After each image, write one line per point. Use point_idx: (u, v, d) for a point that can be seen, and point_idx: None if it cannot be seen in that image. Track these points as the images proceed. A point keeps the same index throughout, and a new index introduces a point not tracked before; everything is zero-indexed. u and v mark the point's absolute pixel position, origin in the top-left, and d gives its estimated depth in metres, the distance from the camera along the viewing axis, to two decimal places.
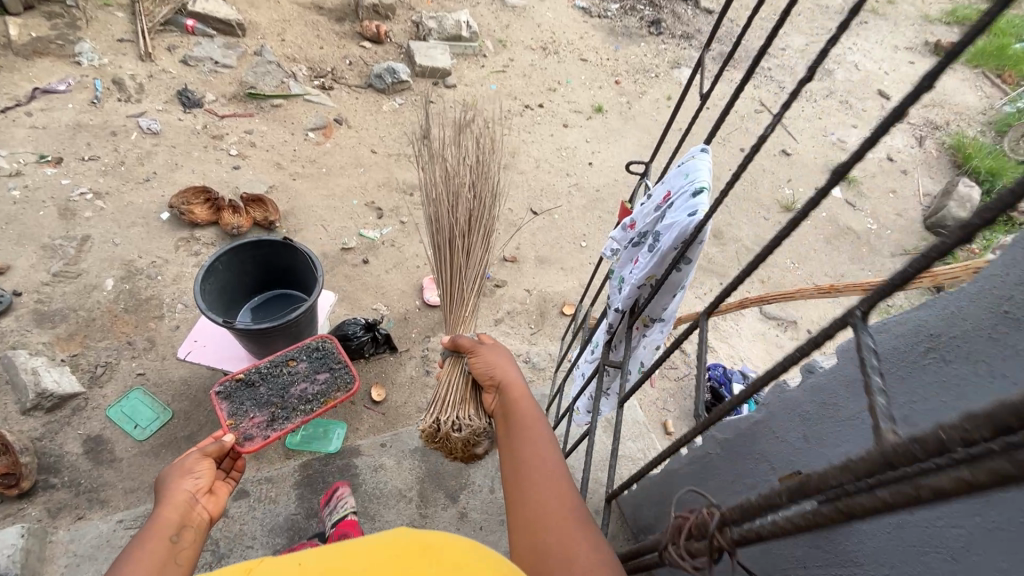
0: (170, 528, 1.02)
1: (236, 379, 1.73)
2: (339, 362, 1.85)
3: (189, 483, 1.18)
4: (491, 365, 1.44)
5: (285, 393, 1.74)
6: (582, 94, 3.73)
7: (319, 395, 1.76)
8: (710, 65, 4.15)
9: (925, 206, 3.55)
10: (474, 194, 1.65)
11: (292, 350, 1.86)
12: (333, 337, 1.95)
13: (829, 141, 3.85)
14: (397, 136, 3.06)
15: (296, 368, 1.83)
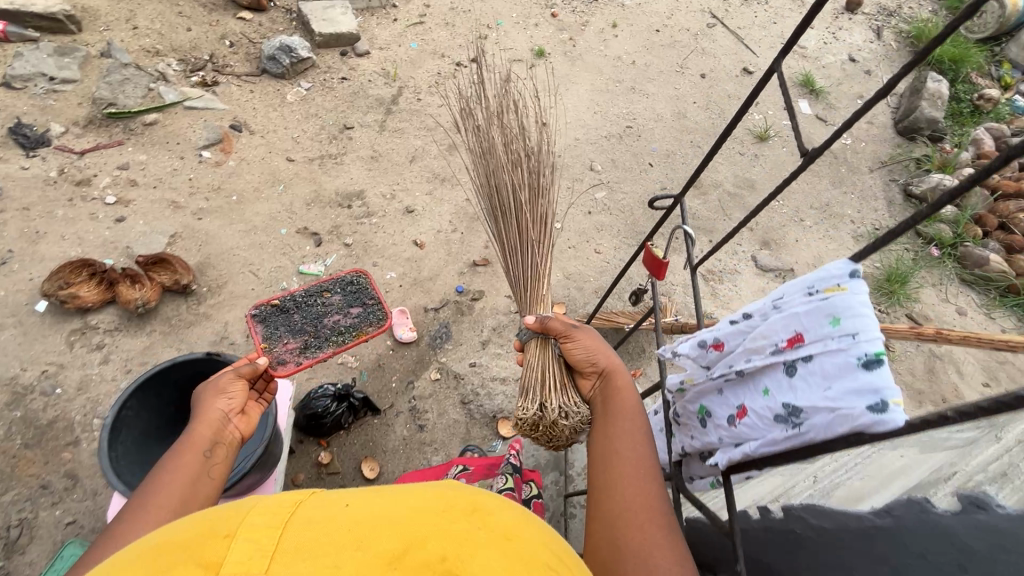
0: (205, 444, 1.13)
1: (273, 306, 1.86)
2: (372, 300, 1.99)
3: (223, 402, 1.23)
4: (591, 351, 1.36)
5: (322, 320, 1.86)
6: (519, 36, 3.21)
7: (350, 328, 1.86)
8: None
9: (894, 107, 3.37)
10: (525, 157, 1.67)
11: (328, 283, 2.02)
12: (366, 274, 2.06)
13: (788, 49, 3.55)
14: (314, 134, 2.52)
15: (330, 300, 1.98)
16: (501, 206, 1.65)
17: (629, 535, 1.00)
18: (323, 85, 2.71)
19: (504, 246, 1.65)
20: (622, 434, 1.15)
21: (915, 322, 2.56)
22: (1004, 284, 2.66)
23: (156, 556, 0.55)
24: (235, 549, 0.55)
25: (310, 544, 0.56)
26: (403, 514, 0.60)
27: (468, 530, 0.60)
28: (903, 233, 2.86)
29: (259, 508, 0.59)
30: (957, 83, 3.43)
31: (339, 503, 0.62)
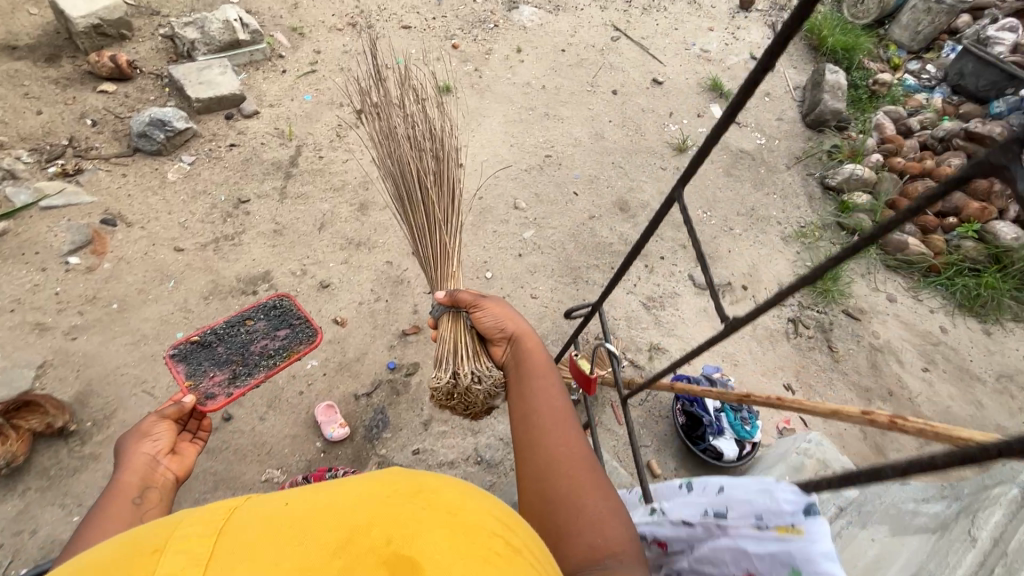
0: (132, 492, 1.17)
1: (192, 341, 1.77)
2: (297, 319, 1.96)
3: (148, 445, 1.30)
4: (499, 318, 1.44)
5: (246, 349, 1.82)
6: (422, 73, 3.05)
7: (282, 350, 1.84)
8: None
9: (799, 101, 3.45)
10: (432, 142, 1.71)
11: (250, 311, 1.96)
12: (290, 296, 2.04)
13: (692, 55, 3.58)
14: (204, 214, 2.27)
15: (253, 326, 1.90)
16: (409, 189, 1.67)
17: (556, 484, 1.06)
18: (207, 157, 2.46)
19: (413, 228, 1.67)
20: (541, 392, 1.24)
21: (853, 316, 2.58)
22: (925, 265, 2.75)
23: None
24: (168, 559, 0.54)
25: (247, 545, 0.57)
26: (343, 505, 0.62)
27: (409, 508, 0.62)
28: (827, 227, 2.91)
29: (191, 520, 0.60)
30: (852, 71, 3.57)
31: (275, 505, 0.63)
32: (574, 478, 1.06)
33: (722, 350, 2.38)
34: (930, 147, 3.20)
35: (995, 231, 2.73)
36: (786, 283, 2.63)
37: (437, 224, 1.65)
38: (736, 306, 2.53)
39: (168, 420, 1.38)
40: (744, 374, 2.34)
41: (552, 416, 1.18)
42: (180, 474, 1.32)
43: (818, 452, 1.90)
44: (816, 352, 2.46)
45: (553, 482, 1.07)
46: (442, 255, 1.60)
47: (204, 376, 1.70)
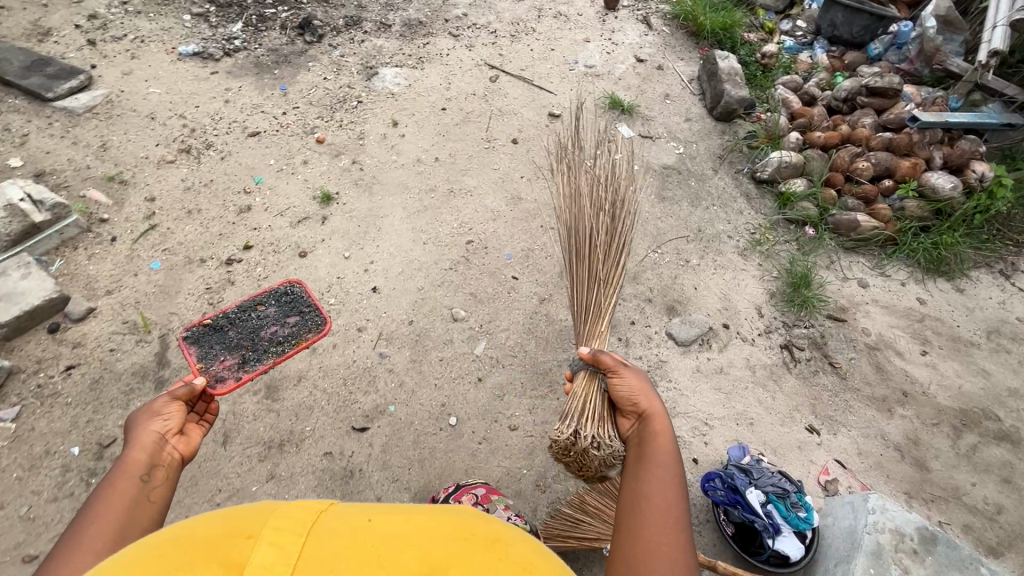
0: (142, 468, 1.19)
1: (206, 326, 2.05)
2: (307, 306, 2.18)
3: (158, 424, 1.30)
4: (634, 391, 1.59)
5: (255, 336, 2.06)
6: (290, 187, 2.53)
7: (290, 337, 2.08)
8: (407, 55, 3.23)
9: (699, 94, 3.28)
10: (612, 211, 2.07)
11: (261, 295, 2.17)
12: (300, 282, 2.24)
13: (579, 73, 3.30)
14: (53, 487, 1.67)
15: (263, 310, 2.14)
16: (580, 242, 2.04)
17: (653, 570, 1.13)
18: (37, 400, 1.82)
19: (577, 272, 2.00)
20: (655, 477, 1.32)
21: (838, 319, 2.41)
22: (880, 239, 2.65)
23: (181, 552, 0.61)
24: (260, 553, 0.60)
25: (332, 553, 0.62)
26: (431, 530, 0.67)
27: (490, 562, 0.64)
28: (776, 225, 2.74)
29: (288, 514, 0.67)
30: (738, 49, 3.45)
31: (361, 515, 0.69)
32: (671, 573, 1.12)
33: (732, 411, 2.11)
34: (837, 110, 3.14)
35: (930, 184, 2.68)
36: (761, 307, 2.42)
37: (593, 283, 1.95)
38: (727, 351, 2.27)
39: (179, 401, 1.37)
40: (764, 433, 2.08)
41: (665, 499, 1.26)
42: (187, 452, 1.31)
43: (887, 519, 1.65)
44: (821, 374, 2.24)
45: (639, 564, 1.15)
46: (595, 315, 1.84)
47: (216, 359, 2.00)
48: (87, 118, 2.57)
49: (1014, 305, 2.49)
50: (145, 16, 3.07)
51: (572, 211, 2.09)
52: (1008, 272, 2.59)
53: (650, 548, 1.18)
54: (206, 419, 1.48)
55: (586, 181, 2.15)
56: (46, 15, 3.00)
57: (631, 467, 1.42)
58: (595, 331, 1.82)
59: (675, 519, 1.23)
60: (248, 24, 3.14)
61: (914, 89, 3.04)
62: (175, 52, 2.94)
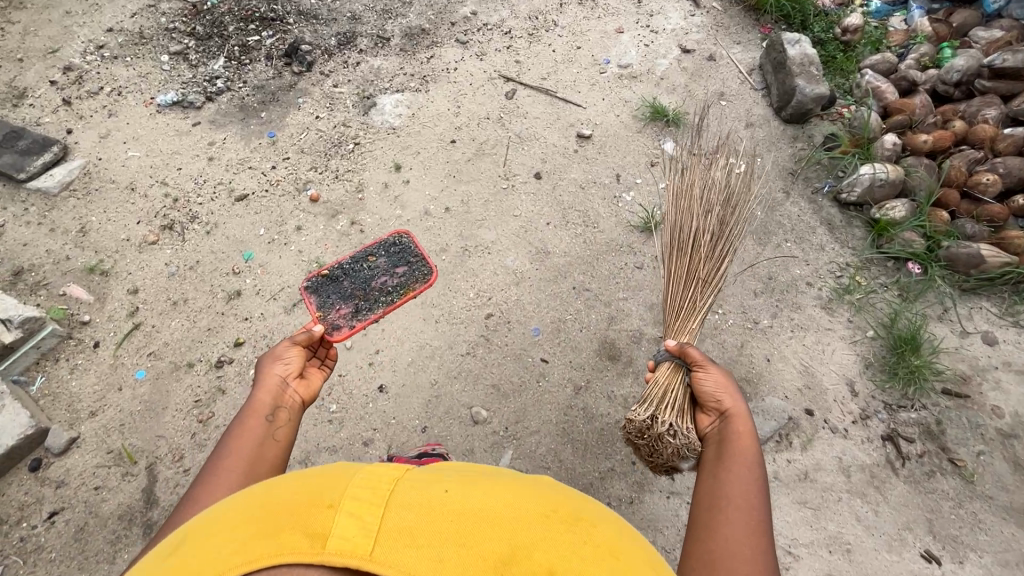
0: (267, 409, 1.38)
1: (324, 276, 2.18)
2: (414, 256, 2.24)
3: (281, 367, 1.53)
4: (716, 388, 1.53)
5: (367, 286, 2.17)
6: (284, 261, 2.23)
7: (399, 287, 2.17)
8: (409, 74, 2.79)
9: (762, 89, 2.68)
10: (722, 211, 1.98)
11: (373, 246, 2.26)
12: (408, 233, 2.30)
13: (611, 76, 2.76)
14: None
15: (376, 261, 2.23)
16: (684, 238, 1.96)
17: None
18: (21, 558, 1.66)
19: (674, 266, 1.93)
20: (735, 475, 1.27)
21: (957, 396, 1.90)
22: (1013, 278, 2.07)
23: (273, 515, 0.69)
24: (341, 524, 0.66)
25: (412, 530, 0.65)
26: (503, 514, 0.70)
27: (568, 545, 0.68)
28: (870, 264, 2.19)
29: (364, 486, 0.71)
30: (810, 24, 2.80)
31: (434, 488, 0.73)
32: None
33: (822, 534, 1.70)
34: (946, 97, 2.48)
35: None
36: (853, 383, 1.95)
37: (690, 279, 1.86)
38: (812, 448, 1.83)
39: (302, 346, 1.62)
40: (866, 563, 1.66)
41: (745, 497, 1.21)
42: (307, 397, 1.50)
43: None
44: (938, 478, 1.77)
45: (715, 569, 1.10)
46: (686, 309, 1.78)
47: (333, 307, 2.13)
48: (65, 198, 2.34)
49: None
50: (122, 62, 2.78)
51: (681, 208, 2.03)
52: None
53: (727, 543, 1.13)
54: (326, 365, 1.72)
55: (699, 182, 2.07)
56: (22, 71, 2.76)
57: (708, 463, 1.37)
58: (687, 329, 1.79)
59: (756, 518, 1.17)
60: (230, 58, 2.78)
61: None
62: (153, 102, 2.64)
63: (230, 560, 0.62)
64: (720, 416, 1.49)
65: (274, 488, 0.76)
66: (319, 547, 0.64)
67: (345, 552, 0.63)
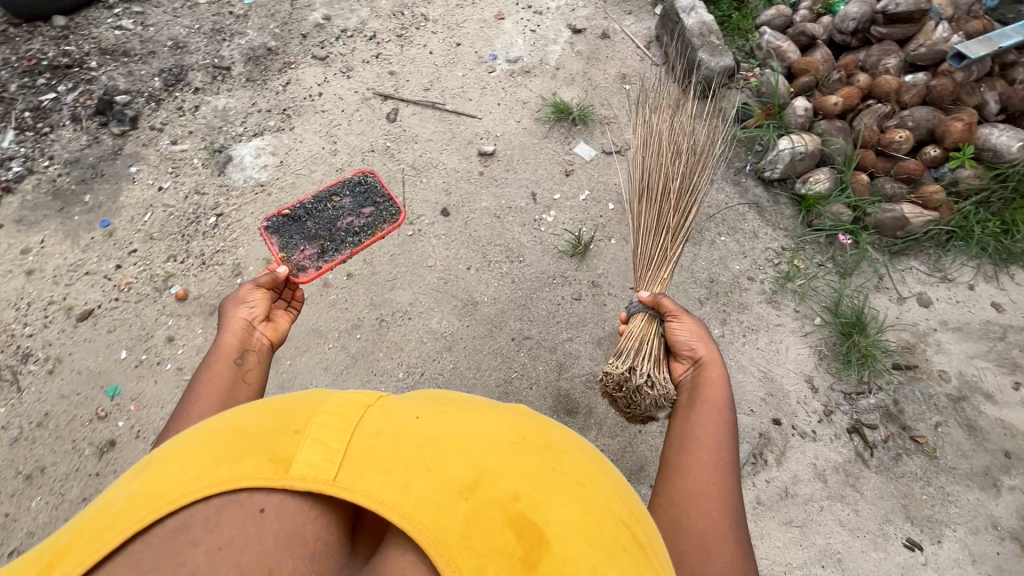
0: (235, 352, 1.34)
1: (285, 216, 2.04)
2: (381, 197, 2.13)
3: (246, 310, 1.48)
4: (690, 336, 1.53)
5: (333, 227, 2.05)
6: (161, 386, 1.81)
7: (367, 229, 2.07)
8: (265, 110, 2.31)
9: (665, 64, 2.46)
10: (688, 161, 1.93)
11: (337, 185, 2.13)
12: (373, 172, 2.19)
13: (502, 74, 2.42)
14: None
15: (340, 201, 2.10)
16: (653, 188, 1.90)
17: (691, 517, 1.12)
18: None
19: (642, 217, 1.88)
20: (705, 420, 1.29)
21: (907, 369, 1.90)
22: (935, 234, 2.08)
23: (236, 439, 0.66)
24: (306, 449, 0.65)
25: (378, 457, 0.64)
26: (474, 439, 0.69)
27: (538, 471, 0.67)
28: (804, 244, 2.12)
29: (332, 412, 0.70)
30: None
31: (403, 417, 0.72)
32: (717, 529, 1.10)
33: (813, 550, 1.67)
34: (844, 46, 2.39)
35: (990, 146, 2.05)
36: (812, 379, 1.89)
37: (660, 231, 1.83)
38: (786, 461, 1.78)
39: (264, 288, 1.58)
40: (857, 569, 1.65)
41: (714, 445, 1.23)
42: (275, 338, 1.48)
43: None
44: (905, 459, 1.78)
45: (680, 504, 1.15)
46: (656, 260, 1.74)
47: (296, 249, 2.01)
48: None
49: None
50: None
51: (649, 157, 1.94)
52: None
53: (695, 487, 1.17)
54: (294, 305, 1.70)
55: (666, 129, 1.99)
56: None
57: (679, 408, 1.39)
58: (656, 278, 1.75)
59: (725, 461, 1.21)
60: (25, 130, 2.18)
61: None
62: None
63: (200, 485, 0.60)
64: (693, 363, 1.49)
65: (241, 412, 0.72)
66: (283, 471, 0.62)
67: (309, 477, 0.62)
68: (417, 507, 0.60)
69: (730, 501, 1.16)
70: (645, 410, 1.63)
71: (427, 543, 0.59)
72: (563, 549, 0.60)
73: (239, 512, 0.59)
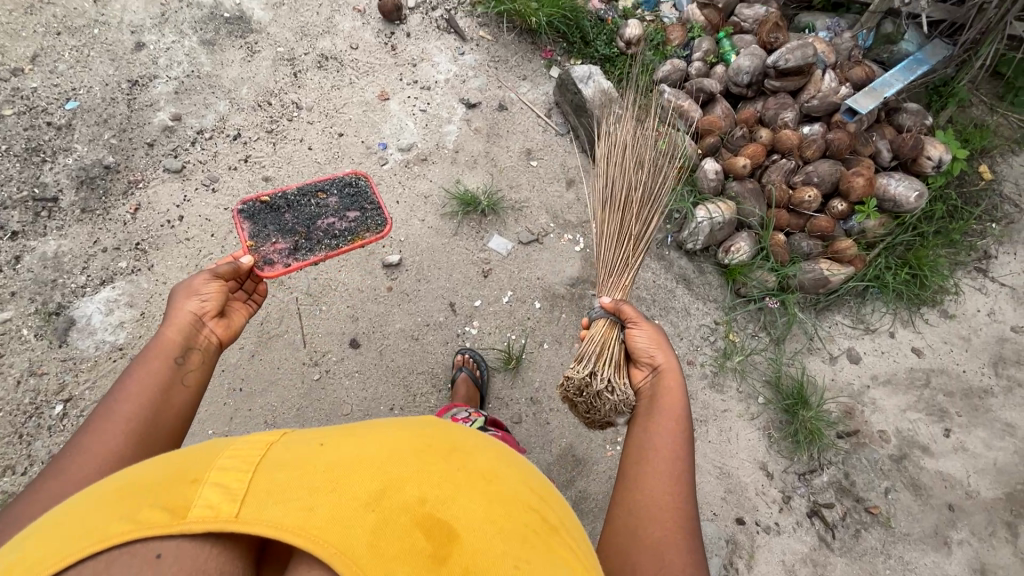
0: (174, 350, 1.08)
1: (262, 203, 1.83)
2: (369, 203, 1.93)
3: (195, 302, 1.19)
4: (650, 343, 1.39)
5: (312, 224, 1.85)
6: None
7: (346, 233, 1.85)
8: (112, 246, 1.90)
9: (569, 133, 2.32)
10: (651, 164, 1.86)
11: (325, 182, 1.96)
12: (367, 175, 2.09)
13: (396, 165, 2.17)
14: None
15: (326, 198, 1.91)
16: (617, 191, 1.82)
17: (647, 523, 0.99)
18: None
19: (606, 218, 1.79)
20: (658, 427, 1.15)
21: (851, 436, 1.90)
22: (853, 287, 2.11)
23: (123, 495, 0.58)
24: (205, 493, 0.58)
25: (280, 485, 0.58)
26: (382, 455, 0.64)
27: (445, 470, 0.65)
28: (736, 316, 2.07)
29: (232, 453, 0.63)
30: (591, 35, 2.46)
31: (306, 446, 0.66)
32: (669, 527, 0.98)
33: None
34: (740, 97, 2.37)
35: (890, 196, 2.09)
36: (767, 465, 1.84)
37: (626, 234, 1.73)
38: (757, 564, 1.72)
39: (219, 280, 1.26)
40: None
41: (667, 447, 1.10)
42: (225, 339, 1.21)
43: None
44: (864, 534, 1.78)
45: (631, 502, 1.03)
46: (616, 270, 1.63)
47: (266, 240, 1.77)
48: None
49: (1002, 314, 2.13)
50: None
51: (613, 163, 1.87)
52: (984, 263, 2.21)
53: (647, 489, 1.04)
54: (255, 300, 1.39)
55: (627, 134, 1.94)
56: None
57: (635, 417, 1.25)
58: (619, 285, 1.63)
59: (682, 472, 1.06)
60: None
61: (824, 46, 2.31)
62: None
63: (82, 542, 0.52)
64: (652, 371, 1.34)
65: (137, 470, 0.64)
66: (177, 518, 0.56)
67: (208, 518, 0.56)
68: (322, 526, 0.55)
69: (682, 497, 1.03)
70: (605, 416, 1.46)
71: (335, 557, 0.54)
72: (473, 543, 0.57)
73: (126, 566, 0.51)
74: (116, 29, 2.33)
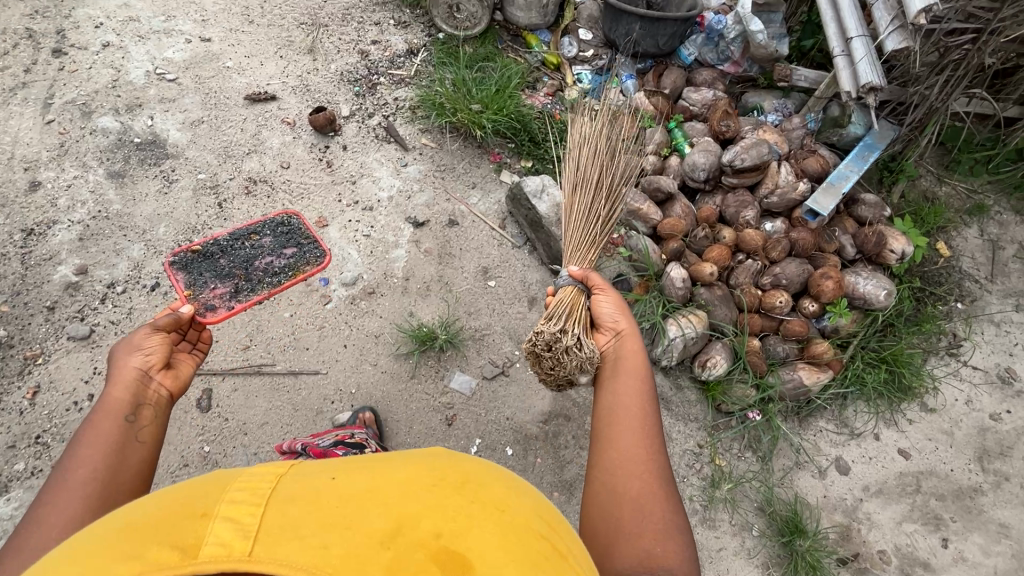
0: (124, 409, 1.02)
1: (194, 251, 1.83)
2: (305, 238, 1.94)
3: (139, 357, 1.11)
4: (614, 310, 1.48)
5: (250, 265, 1.83)
6: None
7: (288, 269, 1.84)
8: (5, 446, 1.62)
9: (527, 245, 2.18)
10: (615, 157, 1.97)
11: (257, 224, 1.94)
12: (298, 214, 2.01)
13: (341, 304, 1.97)
14: None
15: (261, 240, 1.91)
16: (587, 175, 1.89)
17: (629, 486, 1.03)
18: None
19: (575, 195, 1.86)
20: (627, 387, 1.19)
21: (852, 563, 1.80)
22: (834, 390, 2.04)
23: (130, 535, 0.50)
24: (216, 531, 0.50)
25: (294, 522, 0.51)
26: (399, 484, 0.57)
27: (455, 506, 0.56)
28: (720, 436, 1.96)
29: (244, 483, 0.56)
30: (539, 136, 2.34)
31: (322, 478, 0.59)
32: (648, 487, 1.03)
33: None
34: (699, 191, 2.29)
35: (860, 294, 2.04)
36: None
37: (594, 215, 1.82)
38: None
39: (161, 334, 1.18)
40: None
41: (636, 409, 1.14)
42: (177, 390, 1.13)
43: None
44: None
45: (613, 467, 1.06)
46: (582, 243, 1.72)
47: (207, 287, 1.75)
48: None
49: (979, 402, 2.10)
50: None
51: (585, 153, 1.92)
52: (956, 348, 2.18)
53: (626, 451, 1.07)
54: (200, 348, 1.32)
55: (597, 128, 2.03)
56: None
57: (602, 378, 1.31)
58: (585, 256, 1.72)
59: (651, 427, 1.12)
60: None
61: (776, 136, 2.27)
62: None
63: None
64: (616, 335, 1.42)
65: (143, 505, 0.55)
66: (188, 558, 0.48)
67: (220, 558, 0.48)
68: (339, 564, 0.47)
69: (659, 477, 1.05)
70: (569, 373, 1.48)
71: None
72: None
73: None
74: (6, 167, 2.05)
